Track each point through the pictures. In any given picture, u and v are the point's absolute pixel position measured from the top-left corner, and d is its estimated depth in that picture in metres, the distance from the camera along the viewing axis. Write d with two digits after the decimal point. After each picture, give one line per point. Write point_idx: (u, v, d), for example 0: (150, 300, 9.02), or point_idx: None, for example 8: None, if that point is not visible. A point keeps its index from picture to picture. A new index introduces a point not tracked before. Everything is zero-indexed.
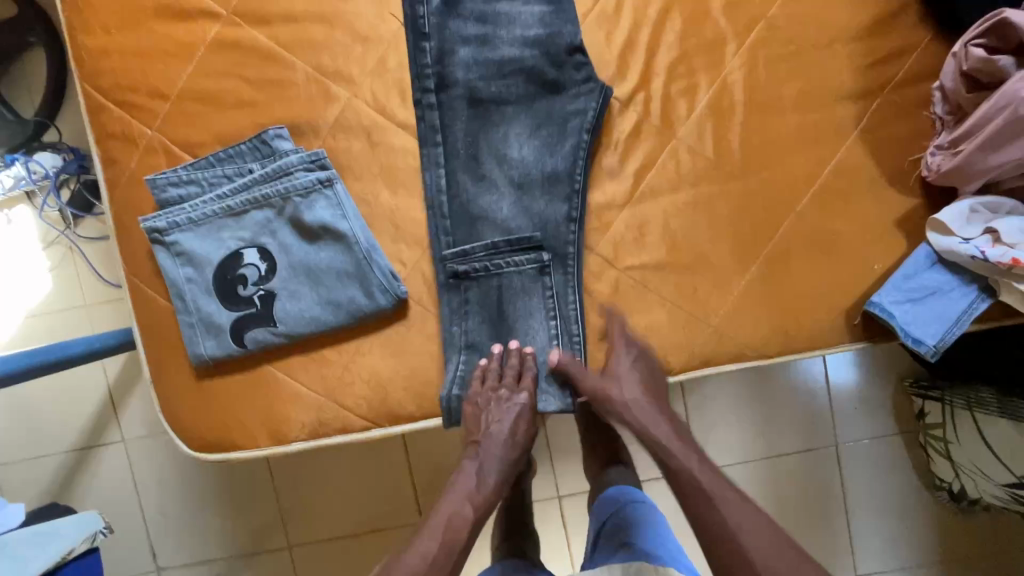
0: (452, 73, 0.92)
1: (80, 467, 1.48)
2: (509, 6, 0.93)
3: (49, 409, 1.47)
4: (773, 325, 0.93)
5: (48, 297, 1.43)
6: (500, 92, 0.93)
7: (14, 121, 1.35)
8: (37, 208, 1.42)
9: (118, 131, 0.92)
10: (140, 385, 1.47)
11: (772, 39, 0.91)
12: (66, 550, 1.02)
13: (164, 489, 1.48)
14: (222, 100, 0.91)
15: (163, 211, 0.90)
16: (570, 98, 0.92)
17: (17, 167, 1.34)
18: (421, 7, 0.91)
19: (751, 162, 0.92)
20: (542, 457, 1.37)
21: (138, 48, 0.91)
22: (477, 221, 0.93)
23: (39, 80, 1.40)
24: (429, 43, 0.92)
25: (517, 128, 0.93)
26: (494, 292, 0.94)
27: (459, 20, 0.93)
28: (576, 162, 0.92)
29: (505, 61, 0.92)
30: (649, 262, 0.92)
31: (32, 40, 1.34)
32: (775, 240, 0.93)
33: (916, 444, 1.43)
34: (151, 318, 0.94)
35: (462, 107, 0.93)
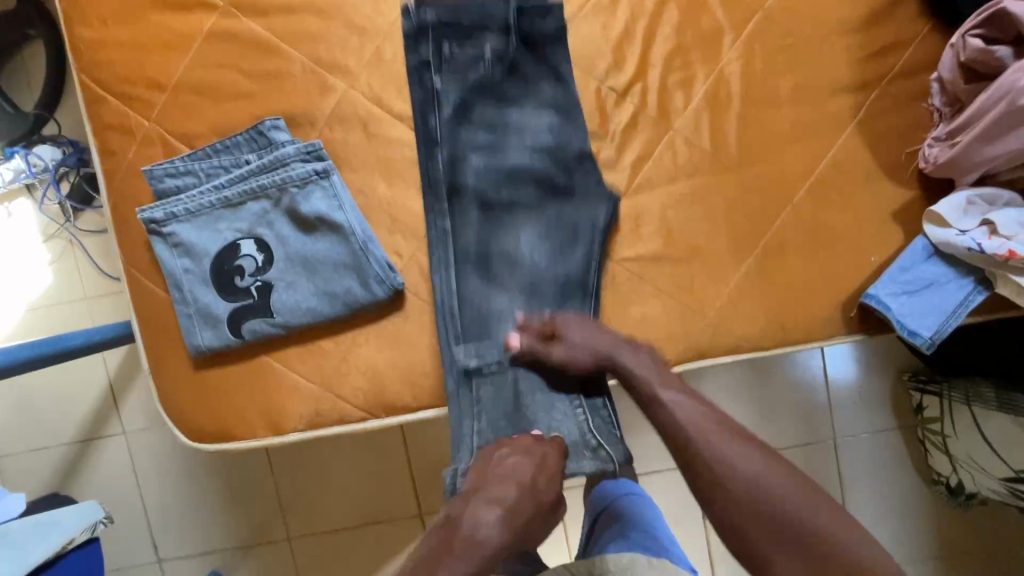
0: (464, 182, 0.94)
1: (81, 458, 1.49)
2: (519, 115, 0.95)
3: (51, 401, 1.48)
4: (769, 317, 0.93)
5: (48, 290, 1.44)
6: (511, 198, 0.95)
7: (14, 114, 1.36)
8: (37, 201, 1.42)
9: (116, 122, 0.92)
10: (140, 377, 1.47)
11: (770, 31, 0.91)
12: (67, 539, 1.03)
13: (165, 481, 1.49)
14: (219, 91, 0.91)
15: (160, 202, 0.90)
16: (581, 205, 0.93)
17: (17, 159, 1.35)
18: (434, 112, 0.92)
19: (748, 154, 0.92)
20: None
21: (135, 40, 0.91)
22: (488, 322, 0.94)
23: (38, 73, 1.40)
24: (440, 149, 0.93)
25: (528, 235, 0.95)
26: (509, 387, 0.94)
27: (470, 129, 0.94)
28: (588, 267, 0.93)
29: (517, 169, 0.95)
30: (645, 255, 0.93)
31: (31, 32, 1.34)
32: (772, 232, 0.92)
33: (913, 439, 1.43)
34: (150, 310, 0.94)
35: (474, 215, 0.94)
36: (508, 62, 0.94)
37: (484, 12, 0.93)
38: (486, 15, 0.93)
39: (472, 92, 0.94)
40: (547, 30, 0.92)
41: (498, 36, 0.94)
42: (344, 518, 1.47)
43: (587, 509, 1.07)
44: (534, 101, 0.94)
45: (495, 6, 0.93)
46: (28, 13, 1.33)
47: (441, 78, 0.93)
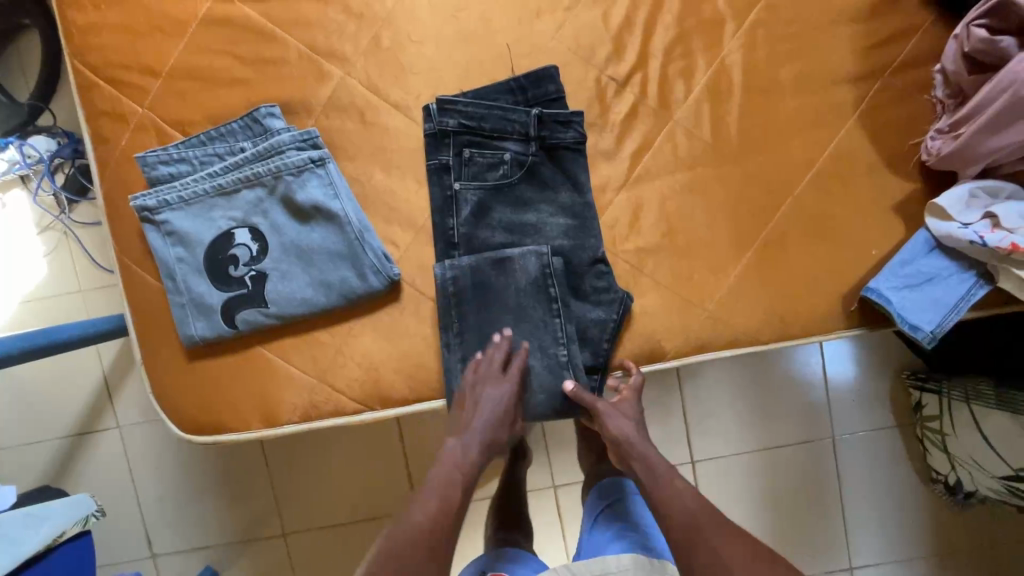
0: (476, 289, 0.91)
1: (75, 452, 1.48)
2: (536, 215, 0.92)
3: (45, 393, 1.47)
4: (769, 310, 0.92)
5: (41, 281, 1.43)
6: (521, 304, 0.91)
7: (8, 104, 1.34)
8: (32, 192, 1.41)
9: (108, 108, 0.91)
10: (135, 369, 1.46)
11: (772, 20, 0.90)
12: (59, 533, 1.02)
13: (159, 476, 1.48)
14: (214, 77, 0.90)
15: (153, 190, 0.89)
16: (590, 317, 0.91)
17: (12, 150, 1.35)
18: (452, 217, 0.91)
19: (749, 145, 0.91)
20: (537, 447, 1.37)
21: (129, 25, 0.90)
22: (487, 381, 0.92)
23: (33, 64, 1.39)
24: (458, 251, 0.91)
25: (536, 335, 0.92)
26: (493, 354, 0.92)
27: (488, 230, 0.91)
28: (596, 352, 0.92)
29: (527, 279, 0.90)
30: (644, 247, 0.92)
31: (26, 22, 1.33)
32: (773, 225, 0.92)
33: (913, 438, 1.43)
34: (142, 300, 0.93)
35: (484, 325, 0.92)
36: (527, 167, 0.91)
37: (505, 118, 0.89)
38: (507, 121, 0.90)
39: (490, 195, 0.91)
40: (567, 140, 0.90)
41: (518, 141, 0.90)
42: (339, 513, 1.46)
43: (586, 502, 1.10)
44: (549, 206, 0.91)
45: (517, 111, 0.89)
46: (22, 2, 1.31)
47: (460, 181, 0.90)
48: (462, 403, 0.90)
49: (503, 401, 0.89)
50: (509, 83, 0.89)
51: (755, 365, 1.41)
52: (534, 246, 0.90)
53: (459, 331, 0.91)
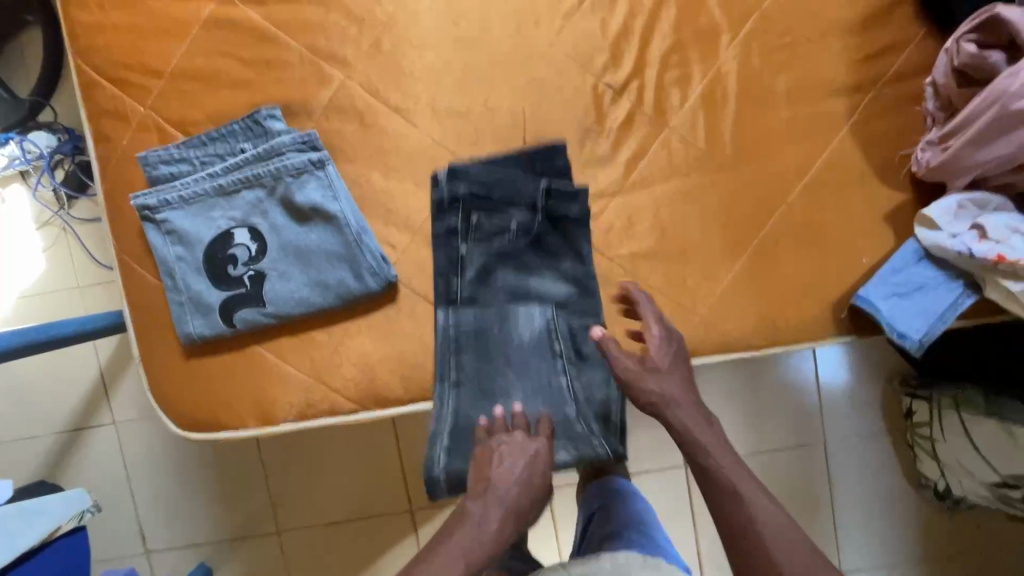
0: (480, 337, 0.94)
1: (71, 447, 1.49)
2: (540, 279, 0.94)
3: (41, 389, 1.48)
4: (760, 316, 0.93)
5: (39, 276, 1.44)
6: (529, 362, 0.95)
7: (9, 100, 1.36)
8: (31, 187, 1.42)
9: (111, 108, 0.92)
10: (132, 366, 1.47)
11: (767, 31, 0.91)
12: (53, 529, 1.03)
13: (155, 472, 1.49)
14: (216, 79, 0.91)
15: (154, 189, 0.90)
16: (598, 379, 0.95)
17: (12, 146, 1.36)
18: (457, 279, 0.93)
19: (743, 154, 0.92)
20: None
21: (131, 26, 0.90)
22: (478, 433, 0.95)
23: (35, 60, 1.40)
24: (464, 313, 0.93)
25: (545, 388, 0.95)
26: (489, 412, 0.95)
27: (492, 294, 0.94)
28: (606, 406, 0.96)
29: (531, 336, 0.95)
30: (638, 253, 0.93)
31: (29, 18, 1.34)
32: (765, 233, 0.93)
33: (903, 444, 1.44)
34: (141, 297, 0.94)
35: (486, 379, 0.95)
36: (534, 235, 0.94)
37: (516, 186, 0.92)
38: (517, 190, 0.92)
39: (496, 260, 0.94)
40: (573, 213, 0.92)
41: (526, 211, 0.93)
42: (335, 512, 1.47)
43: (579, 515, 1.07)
44: (553, 271, 0.94)
45: (527, 182, 0.92)
46: None
47: (467, 243, 0.93)
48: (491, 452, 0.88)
49: (532, 459, 0.88)
50: (518, 153, 0.91)
51: (750, 376, 1.42)
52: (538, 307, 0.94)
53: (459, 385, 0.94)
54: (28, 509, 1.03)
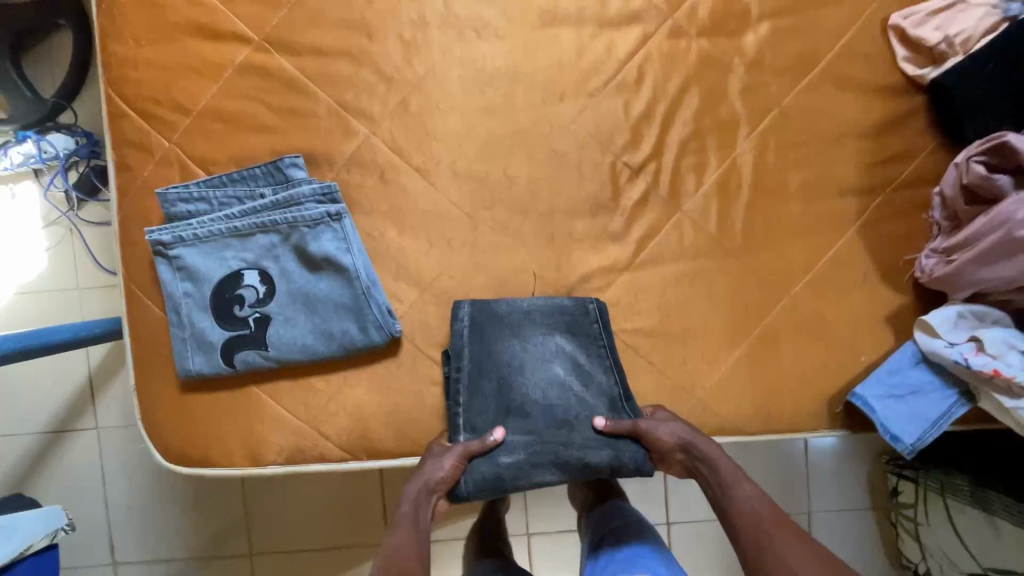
0: (485, 342, 0.92)
1: (48, 450, 1.48)
2: (553, 361, 0.94)
3: (22, 390, 1.47)
4: (755, 403, 0.95)
5: (40, 272, 1.53)
6: (545, 371, 0.93)
7: (32, 100, 1.43)
8: (43, 186, 1.51)
9: (136, 140, 0.93)
10: (120, 373, 1.48)
11: (785, 128, 0.94)
12: (25, 545, 1.08)
13: (131, 482, 1.49)
14: (244, 122, 0.92)
15: (170, 225, 0.90)
16: (597, 368, 0.93)
17: (29, 144, 1.45)
18: (484, 381, 0.92)
19: (751, 242, 0.94)
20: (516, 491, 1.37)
21: (164, 62, 0.92)
22: (517, 424, 0.91)
23: (59, 64, 1.49)
24: (490, 397, 0.92)
25: (552, 336, 0.93)
26: (522, 423, 0.91)
27: (520, 386, 0.93)
28: (617, 396, 0.92)
29: (551, 400, 0.92)
30: (639, 330, 0.94)
31: (61, 21, 1.42)
32: (767, 320, 0.95)
33: (886, 521, 1.45)
34: (144, 327, 0.94)
35: (510, 422, 0.91)
36: (553, 331, 0.93)
37: (533, 308, 0.93)
38: (535, 308, 0.93)
39: (516, 358, 0.93)
40: (576, 311, 0.93)
41: (543, 318, 0.93)
42: (310, 541, 1.46)
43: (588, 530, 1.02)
44: (559, 353, 0.94)
45: (558, 302, 0.93)
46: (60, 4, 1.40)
47: (490, 354, 0.93)
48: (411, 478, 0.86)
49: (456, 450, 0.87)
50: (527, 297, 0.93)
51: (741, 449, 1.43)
52: (553, 377, 0.93)
53: (470, 427, 0.91)
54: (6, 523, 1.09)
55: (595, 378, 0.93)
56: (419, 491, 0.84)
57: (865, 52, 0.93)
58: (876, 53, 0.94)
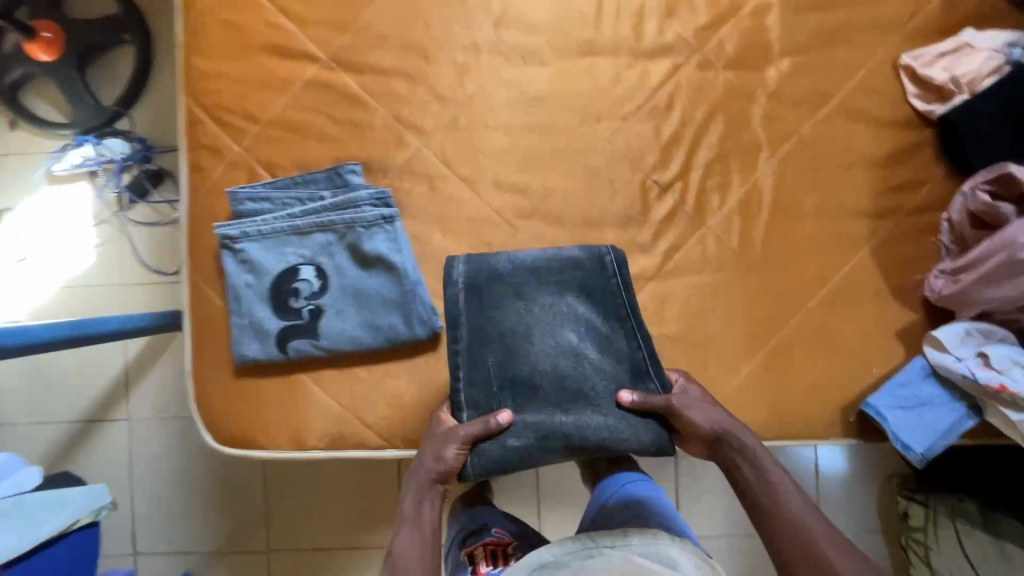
0: (484, 307, 0.94)
1: (81, 438, 1.58)
2: (563, 327, 0.93)
3: (63, 380, 1.59)
4: (772, 410, 1.00)
5: (85, 267, 1.62)
6: (557, 336, 0.93)
7: (94, 107, 1.57)
8: (97, 186, 1.62)
9: (210, 144, 1.02)
10: (155, 366, 1.59)
11: (803, 153, 1.02)
12: (73, 520, 1.11)
13: (156, 474, 1.58)
14: (308, 132, 1.02)
15: (237, 221, 0.99)
16: (613, 334, 0.93)
17: (88, 148, 1.59)
18: (490, 352, 0.92)
19: (769, 258, 1.01)
20: (529, 498, 1.41)
21: (240, 76, 1.02)
22: (527, 398, 0.91)
23: (119, 76, 1.61)
24: (497, 369, 0.92)
25: (564, 298, 0.94)
26: (532, 396, 0.91)
27: (530, 353, 0.92)
28: (639, 360, 0.93)
29: (565, 369, 0.92)
30: (664, 336, 1.01)
31: (126, 37, 1.57)
32: (784, 331, 1.01)
33: (896, 545, 1.47)
34: (204, 315, 1.02)
35: (519, 402, 0.91)
36: (563, 293, 0.94)
37: (542, 270, 0.95)
38: (542, 269, 0.95)
39: (524, 323, 0.93)
40: (585, 273, 0.95)
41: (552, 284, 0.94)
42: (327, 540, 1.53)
43: (597, 496, 1.12)
44: (571, 317, 0.94)
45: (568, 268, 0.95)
46: (127, 22, 1.56)
47: (497, 319, 0.93)
48: (412, 468, 0.91)
49: (459, 442, 0.88)
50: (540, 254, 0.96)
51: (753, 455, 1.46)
52: (566, 345, 0.93)
53: (474, 408, 0.91)
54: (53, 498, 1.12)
55: (610, 347, 0.93)
56: (422, 483, 0.90)
57: (879, 88, 1.02)
58: (888, 89, 1.02)
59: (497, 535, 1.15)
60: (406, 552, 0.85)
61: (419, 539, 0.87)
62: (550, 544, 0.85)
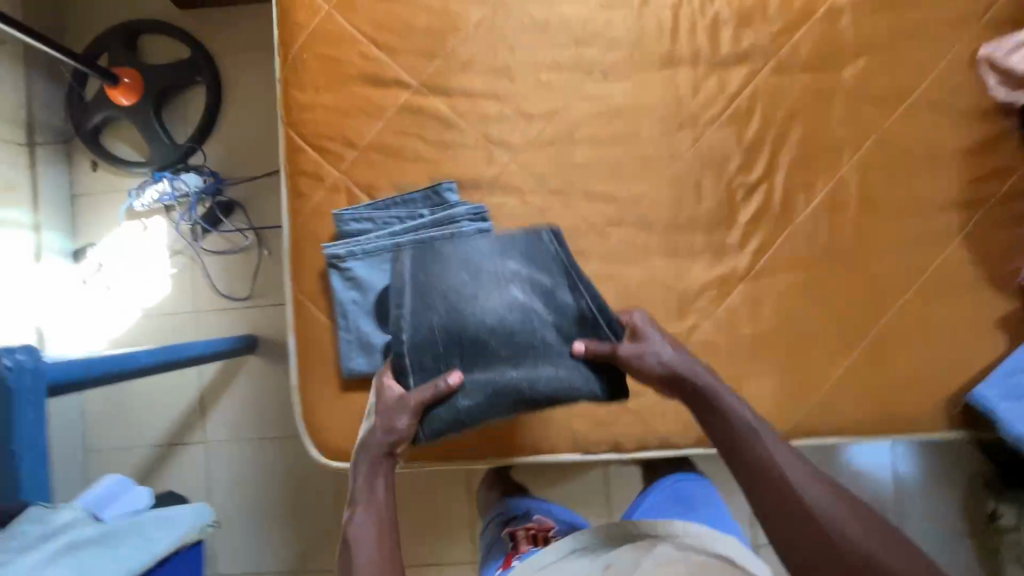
0: (430, 274, 0.96)
1: (163, 460, 1.64)
2: (503, 287, 0.94)
3: (146, 405, 1.66)
4: (871, 404, 1.01)
5: (163, 296, 1.70)
6: (500, 296, 0.93)
7: (169, 145, 1.65)
8: (172, 221, 1.69)
9: (311, 170, 1.08)
10: (233, 388, 1.65)
11: (886, 149, 1.03)
12: (179, 538, 0.99)
13: (234, 494, 1.62)
14: (403, 154, 1.07)
15: (343, 241, 1.04)
16: (557, 289, 0.94)
17: (163, 184, 1.63)
18: (436, 316, 0.93)
19: (857, 252, 1.02)
20: (599, 497, 1.49)
21: (338, 105, 1.08)
22: (477, 358, 0.92)
23: (192, 115, 1.71)
24: (444, 332, 0.92)
25: (507, 261, 0.96)
26: (479, 356, 0.92)
27: (473, 314, 0.92)
28: (586, 311, 0.92)
29: (511, 326, 0.92)
30: (756, 335, 1.03)
31: (198, 78, 1.67)
32: (879, 326, 1.01)
33: (987, 548, 1.43)
34: (309, 332, 1.07)
35: (467, 360, 0.92)
36: (503, 257, 0.96)
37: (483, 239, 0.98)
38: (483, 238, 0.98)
39: (466, 286, 0.94)
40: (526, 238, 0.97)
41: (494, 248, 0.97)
42: None
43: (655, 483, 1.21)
44: (513, 278, 0.94)
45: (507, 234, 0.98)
46: (198, 64, 1.66)
47: (441, 284, 0.94)
48: (362, 445, 0.90)
49: (411, 407, 0.88)
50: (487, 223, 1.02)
51: (820, 459, 1.44)
52: (510, 302, 0.93)
53: (426, 373, 0.92)
54: (154, 516, 0.99)
55: (555, 302, 0.94)
56: (374, 458, 0.88)
57: (958, 81, 1.03)
58: (969, 82, 1.03)
59: (538, 521, 1.21)
60: (366, 531, 0.83)
61: (378, 513, 0.85)
62: (587, 531, 0.98)
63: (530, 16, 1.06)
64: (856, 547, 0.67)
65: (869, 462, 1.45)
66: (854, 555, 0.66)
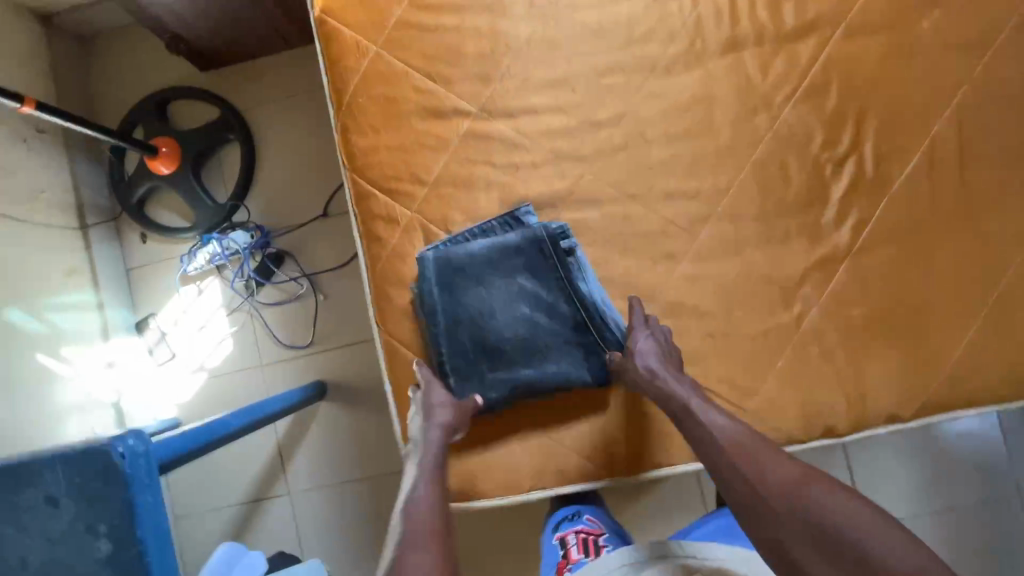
0: (453, 296, 1.01)
1: (251, 518, 1.64)
2: (512, 301, 1.02)
3: (228, 465, 1.66)
4: (1003, 369, 0.96)
5: (226, 355, 1.68)
6: (512, 310, 1.02)
7: (213, 207, 1.65)
8: (226, 279, 1.69)
9: (383, 213, 1.07)
10: (308, 438, 1.64)
11: (978, 100, 0.98)
12: None
13: (325, 542, 1.61)
14: (473, 183, 1.05)
15: None
16: (557, 296, 1.01)
17: (212, 246, 1.61)
18: (460, 331, 1.01)
19: (964, 212, 0.97)
20: (694, 498, 1.43)
21: (400, 143, 1.07)
22: (498, 364, 1.01)
23: (230, 172, 1.71)
24: (469, 343, 1.01)
25: (516, 278, 1.02)
26: (500, 361, 1.01)
27: (492, 326, 1.01)
28: (582, 321, 1.00)
29: (521, 337, 1.01)
30: (870, 313, 0.98)
31: (231, 135, 1.67)
32: (1000, 287, 0.96)
33: None
34: (405, 376, 1.06)
35: (491, 366, 1.01)
36: (513, 273, 1.02)
37: (494, 252, 1.01)
38: (495, 251, 1.01)
39: (483, 302, 1.02)
40: (531, 246, 1.01)
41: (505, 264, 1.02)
42: None
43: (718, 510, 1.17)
44: (521, 291, 1.02)
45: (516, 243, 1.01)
46: (229, 120, 1.66)
47: (463, 301, 1.01)
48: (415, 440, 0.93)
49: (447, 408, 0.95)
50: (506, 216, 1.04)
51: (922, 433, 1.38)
52: (521, 315, 1.01)
53: (457, 379, 1.01)
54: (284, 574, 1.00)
55: (559, 309, 1.01)
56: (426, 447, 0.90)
57: None
58: None
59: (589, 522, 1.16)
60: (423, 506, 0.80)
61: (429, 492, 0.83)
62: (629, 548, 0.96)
63: (583, 23, 1.04)
64: (837, 530, 0.66)
65: (977, 426, 1.38)
66: (836, 538, 0.65)
